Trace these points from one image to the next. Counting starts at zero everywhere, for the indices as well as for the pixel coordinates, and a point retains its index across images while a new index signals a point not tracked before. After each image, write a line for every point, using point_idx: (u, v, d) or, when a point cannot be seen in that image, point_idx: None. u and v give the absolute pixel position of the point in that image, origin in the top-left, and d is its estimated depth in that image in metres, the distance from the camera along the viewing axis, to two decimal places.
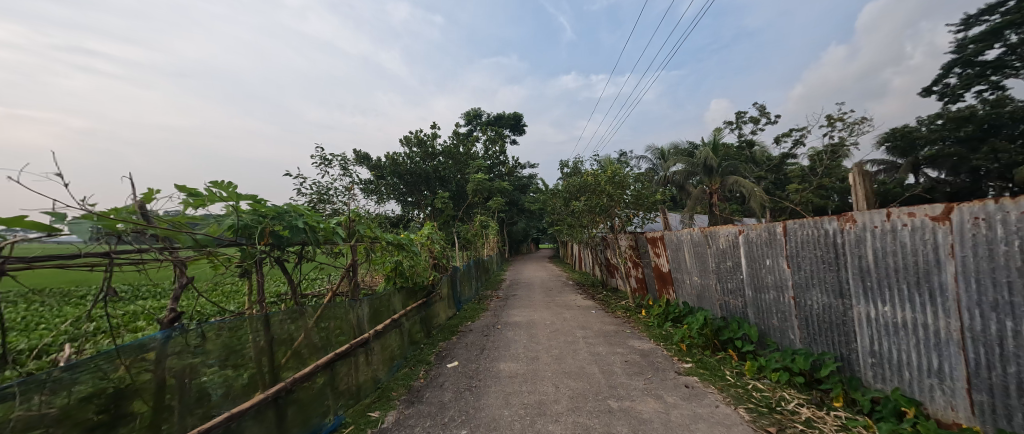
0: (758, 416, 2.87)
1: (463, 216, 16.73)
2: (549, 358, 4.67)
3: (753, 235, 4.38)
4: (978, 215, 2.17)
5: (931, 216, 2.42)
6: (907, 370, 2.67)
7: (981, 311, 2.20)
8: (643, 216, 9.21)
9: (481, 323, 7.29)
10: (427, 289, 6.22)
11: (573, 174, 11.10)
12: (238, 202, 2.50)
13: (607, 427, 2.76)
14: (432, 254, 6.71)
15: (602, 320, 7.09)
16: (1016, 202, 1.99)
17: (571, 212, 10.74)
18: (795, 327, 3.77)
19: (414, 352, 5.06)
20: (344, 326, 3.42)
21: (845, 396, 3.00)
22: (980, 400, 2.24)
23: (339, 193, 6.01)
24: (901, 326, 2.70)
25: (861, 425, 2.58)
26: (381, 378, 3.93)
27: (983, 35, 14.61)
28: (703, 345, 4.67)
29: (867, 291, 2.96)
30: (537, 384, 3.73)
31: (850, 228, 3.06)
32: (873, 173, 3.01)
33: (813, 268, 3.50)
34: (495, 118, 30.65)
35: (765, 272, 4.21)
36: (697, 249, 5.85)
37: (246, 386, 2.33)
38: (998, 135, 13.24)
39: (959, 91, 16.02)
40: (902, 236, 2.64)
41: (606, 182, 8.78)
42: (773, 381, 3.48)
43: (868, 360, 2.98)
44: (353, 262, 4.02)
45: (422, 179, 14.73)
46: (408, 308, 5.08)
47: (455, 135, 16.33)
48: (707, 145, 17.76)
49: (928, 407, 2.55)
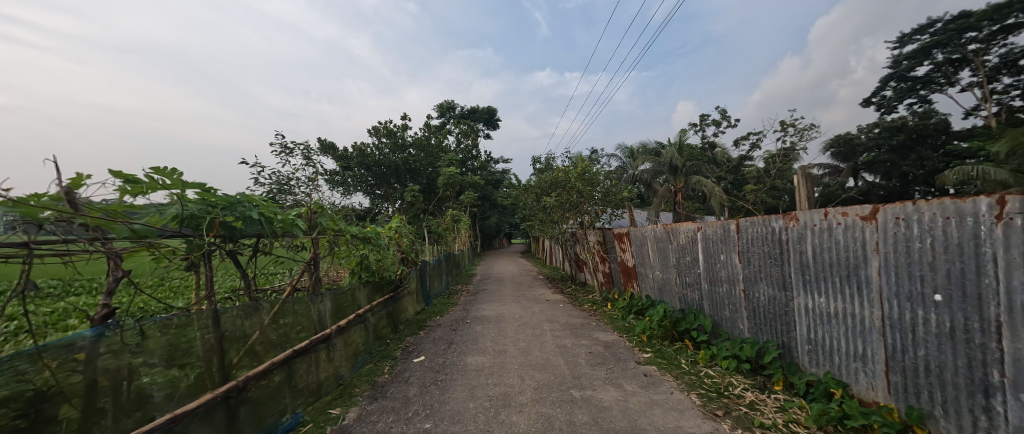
0: (708, 401, 3.07)
1: (434, 210, 16.51)
2: (515, 350, 4.75)
3: (709, 231, 4.66)
4: (899, 215, 2.42)
5: (860, 216, 2.68)
6: (837, 355, 2.94)
7: (899, 301, 2.47)
8: (610, 212, 9.47)
9: (450, 317, 7.24)
10: (394, 283, 6.10)
11: (546, 170, 11.24)
12: (184, 191, 2.32)
13: (568, 417, 2.84)
14: (401, 248, 6.57)
15: (569, 314, 7.26)
16: (929, 203, 2.24)
17: (542, 207, 10.90)
18: (744, 317, 4.04)
19: (381, 348, 4.95)
20: (304, 322, 3.32)
21: (785, 380, 3.28)
22: (896, 380, 2.51)
23: (300, 183, 5.72)
24: (834, 315, 2.96)
25: (796, 406, 2.82)
26: (343, 375, 3.81)
27: (914, 53, 16.20)
28: (662, 335, 4.89)
29: (807, 283, 3.22)
30: (504, 376, 3.78)
31: (794, 226, 3.31)
32: (814, 176, 3.27)
33: (761, 263, 3.76)
34: (469, 111, 30.49)
35: (720, 267, 4.47)
36: (659, 244, 6.10)
37: (192, 386, 2.19)
38: (924, 145, 15.03)
39: (893, 103, 17.69)
40: (837, 234, 2.90)
41: (576, 179, 8.94)
42: (723, 368, 3.72)
43: (806, 347, 3.25)
44: (314, 255, 3.89)
45: (391, 171, 14.36)
46: (373, 303, 4.98)
47: (427, 127, 16.03)
48: (673, 146, 18.50)
49: (853, 388, 2.83)
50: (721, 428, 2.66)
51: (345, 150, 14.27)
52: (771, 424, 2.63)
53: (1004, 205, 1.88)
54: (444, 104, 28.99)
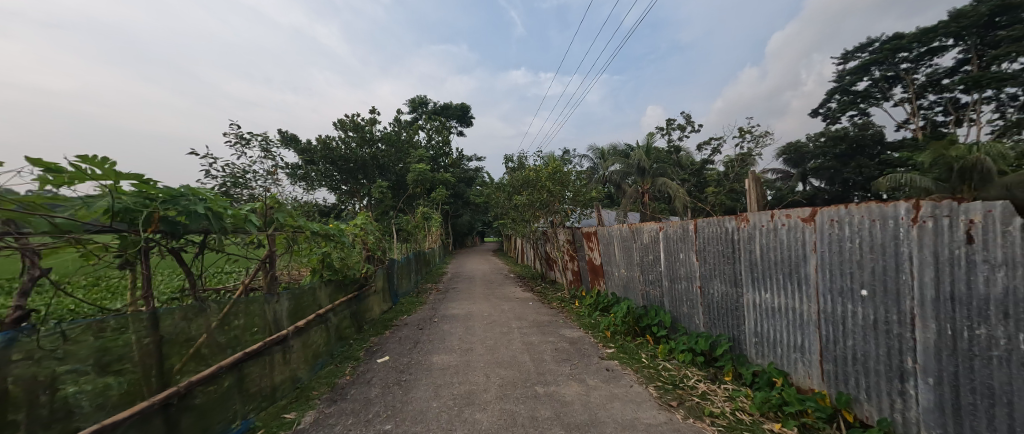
0: (664, 392, 3.22)
1: (404, 207, 16.14)
2: (482, 349, 4.74)
3: (670, 231, 4.86)
4: (833, 217, 2.64)
5: (801, 218, 2.90)
6: (780, 346, 3.17)
7: (831, 296, 2.70)
8: (580, 212, 9.67)
9: (418, 316, 7.13)
10: (358, 282, 5.91)
11: (518, 169, 11.29)
12: (117, 182, 2.13)
13: (531, 412, 2.89)
14: (367, 246, 6.38)
15: (538, 311, 7.35)
16: (858, 206, 2.46)
17: (514, 206, 10.95)
18: (700, 312, 4.26)
19: (343, 348, 4.80)
20: (258, 324, 3.16)
21: (734, 371, 3.49)
22: (828, 369, 2.75)
23: (256, 177, 5.39)
24: (777, 309, 3.19)
25: (742, 395, 3.02)
26: (301, 378, 3.64)
27: (856, 69, 17.70)
28: (625, 331, 5.06)
29: (755, 280, 3.44)
30: (469, 374, 3.78)
31: (745, 226, 3.52)
32: (764, 179, 3.49)
33: (715, 262, 3.98)
34: (441, 107, 30.03)
35: (679, 265, 4.68)
36: (625, 243, 6.30)
37: (125, 394, 2.02)
38: (862, 154, 16.43)
39: (837, 114, 19.23)
40: (781, 234, 3.13)
41: (547, 178, 9.04)
42: (679, 361, 3.91)
43: (753, 339, 3.48)
44: (270, 252, 3.72)
45: (359, 166, 13.88)
46: (335, 303, 4.81)
47: (397, 121, 15.63)
48: (640, 149, 19.13)
49: (792, 376, 3.07)
50: (674, 418, 2.80)
51: (309, 143, 13.62)
52: (719, 412, 2.80)
53: (920, 209, 2.10)
54: (415, 99, 28.34)
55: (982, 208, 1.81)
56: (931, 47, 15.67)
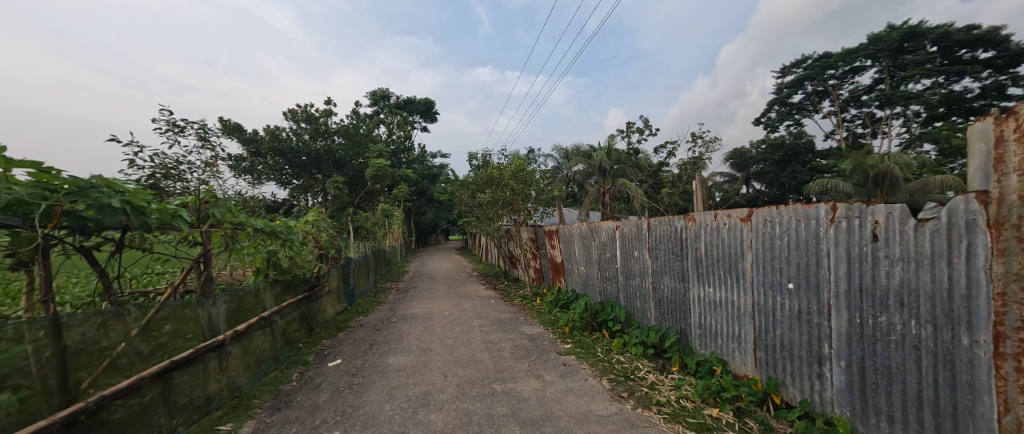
0: (616, 384, 3.36)
1: (363, 203, 15.49)
2: (441, 348, 4.67)
3: (626, 229, 5.06)
4: (766, 217, 2.88)
5: (740, 218, 3.13)
6: (720, 337, 3.41)
7: (764, 290, 2.94)
8: (542, 210, 9.80)
9: (375, 316, 6.89)
10: (309, 282, 5.60)
11: (482, 167, 11.24)
12: (9, 170, 1.85)
13: (487, 410, 2.89)
14: (319, 244, 6.04)
15: (499, 309, 7.37)
16: (787, 207, 2.69)
17: (478, 204, 10.89)
18: (652, 307, 4.48)
19: (291, 352, 4.51)
20: (190, 329, 2.89)
21: (680, 361, 3.71)
22: (759, 356, 3.00)
23: (190, 168, 4.92)
24: (719, 303, 3.43)
25: (686, 383, 3.22)
26: (240, 386, 3.37)
27: (792, 83, 19.46)
28: (583, 327, 5.20)
29: (699, 275, 3.67)
30: (426, 374, 3.71)
31: (691, 225, 3.74)
32: (708, 181, 3.72)
33: (665, 258, 4.20)
34: (404, 102, 29.17)
35: (634, 262, 4.88)
36: (584, 241, 6.48)
37: (18, 414, 1.76)
38: (796, 161, 18.18)
39: (775, 124, 21.05)
40: (722, 232, 3.36)
41: (510, 177, 9.06)
42: (632, 354, 4.09)
43: (697, 331, 3.72)
44: (204, 251, 3.41)
45: (313, 160, 13.12)
46: (282, 305, 4.51)
47: (356, 114, 14.97)
48: (602, 150, 19.74)
49: (729, 364, 3.32)
50: (624, 408, 2.92)
51: (256, 133, 12.67)
52: (665, 401, 2.97)
53: (836, 210, 2.35)
54: (377, 92, 27.30)
55: (885, 210, 2.07)
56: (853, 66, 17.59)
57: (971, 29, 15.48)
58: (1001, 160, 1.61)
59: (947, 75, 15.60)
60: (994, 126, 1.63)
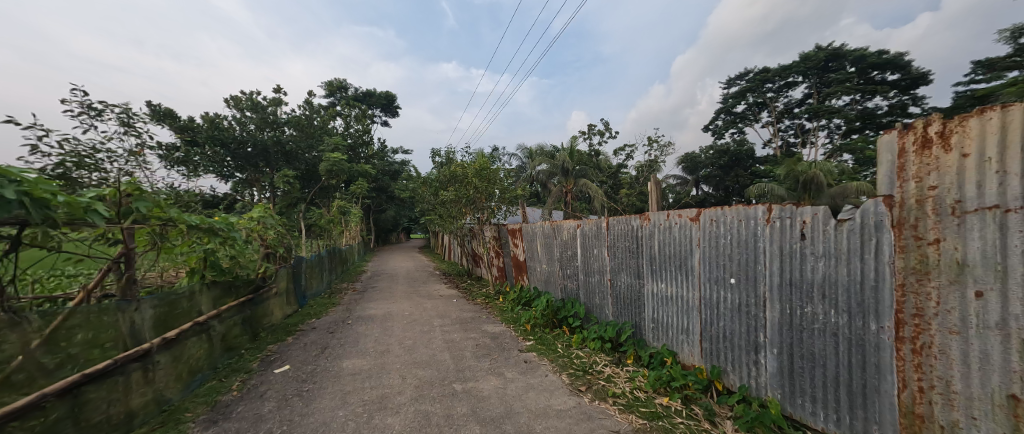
0: (575, 378, 3.45)
1: (316, 200, 14.63)
2: (400, 349, 4.53)
3: (586, 228, 5.20)
4: (713, 217, 3.08)
5: (689, 217, 3.34)
6: (671, 330, 3.60)
7: (710, 285, 3.15)
8: (506, 209, 9.80)
9: (328, 319, 6.53)
10: (254, 283, 5.19)
11: (445, 164, 11.04)
12: None
13: (447, 411, 2.83)
14: (265, 243, 5.62)
15: (461, 308, 7.29)
16: (731, 208, 2.90)
17: (440, 202, 10.70)
18: (610, 303, 4.64)
19: (231, 360, 4.15)
20: (107, 338, 2.58)
21: (635, 354, 3.88)
22: (705, 346, 3.21)
23: (110, 157, 4.36)
24: (670, 297, 3.62)
25: (640, 374, 3.38)
26: (171, 399, 3.04)
27: (736, 94, 21.06)
28: (545, 323, 5.28)
29: (653, 272, 3.86)
30: (383, 377, 3.58)
31: (646, 224, 3.92)
32: (663, 183, 3.91)
33: (622, 256, 4.37)
34: (363, 94, 27.97)
35: (593, 260, 5.03)
36: (546, 240, 6.57)
37: None
38: (739, 166, 19.74)
39: (722, 131, 22.67)
40: (674, 231, 3.55)
41: (473, 175, 8.97)
42: (591, 349, 4.22)
43: (651, 325, 3.91)
44: (126, 250, 3.06)
45: (259, 152, 12.13)
46: (222, 308, 4.15)
47: (309, 104, 14.12)
48: (565, 151, 20.17)
49: (678, 355, 3.52)
50: (582, 401, 3.01)
51: (192, 121, 11.46)
52: (620, 392, 3.10)
53: (771, 211, 2.57)
54: (333, 82, 25.87)
55: (810, 211, 2.30)
56: (787, 81, 19.41)
57: (881, 53, 17.66)
58: (902, 168, 1.85)
59: (863, 93, 17.67)
60: (896, 139, 1.87)
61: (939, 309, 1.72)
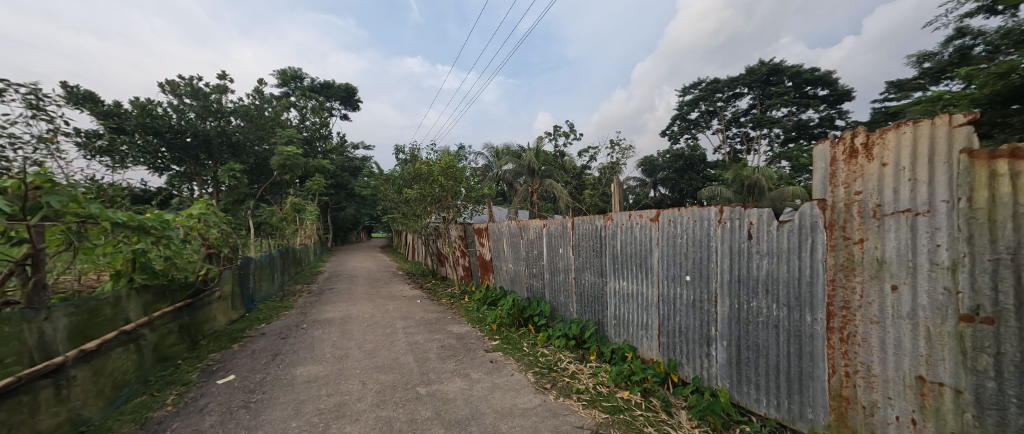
0: (540, 376, 3.48)
1: (267, 196, 13.66)
2: (360, 354, 4.34)
3: (552, 228, 5.26)
4: (671, 218, 3.23)
5: (649, 218, 3.48)
6: (632, 326, 3.73)
7: (668, 282, 3.30)
8: (472, 208, 9.67)
9: (280, 323, 6.12)
10: (193, 287, 4.74)
11: (409, 161, 10.74)
12: None
13: (410, 415, 2.75)
14: (207, 242, 5.15)
15: (425, 309, 7.12)
16: (687, 209, 3.05)
17: (404, 200, 10.40)
18: (574, 301, 4.74)
19: (166, 372, 3.75)
20: (7, 352, 2.24)
21: (598, 350, 3.99)
22: (663, 341, 3.36)
23: (13, 145, 3.80)
24: (630, 295, 3.76)
25: (602, 370, 3.48)
26: (91, 418, 2.70)
27: (690, 101, 22.36)
28: (510, 323, 5.28)
29: (615, 270, 3.98)
30: (341, 384, 3.41)
31: (609, 224, 4.03)
32: (625, 184, 4.05)
33: (586, 255, 4.47)
34: (321, 85, 26.54)
35: (558, 259, 5.11)
36: (512, 239, 6.59)
37: None
38: (693, 169, 20.96)
39: (677, 136, 23.97)
40: (635, 231, 3.69)
41: (439, 173, 8.78)
42: (555, 347, 4.28)
43: (612, 321, 4.03)
44: (34, 252, 2.69)
45: (201, 143, 10.95)
46: (155, 315, 3.75)
47: (258, 93, 13.15)
48: (531, 151, 20.35)
49: (638, 350, 3.66)
50: (547, 399, 3.04)
51: (119, 107, 10.11)
52: (584, 388, 3.17)
53: (723, 213, 2.74)
54: (287, 71, 24.29)
55: (756, 213, 2.48)
56: (735, 92, 20.91)
57: (814, 70, 19.54)
58: (833, 175, 2.04)
59: (798, 105, 19.43)
60: (829, 148, 2.06)
61: (862, 302, 1.92)
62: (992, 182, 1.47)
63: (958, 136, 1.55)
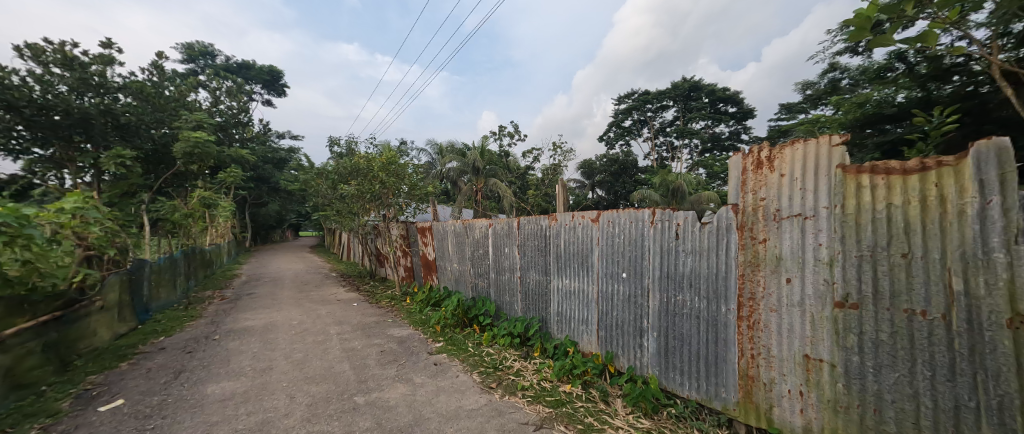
0: (485, 376, 3.48)
1: (168, 189, 11.78)
2: (287, 365, 3.95)
3: (498, 227, 5.29)
4: (611, 219, 3.43)
5: (591, 219, 3.66)
6: (574, 322, 3.90)
7: (607, 279, 3.50)
8: (415, 206, 9.28)
9: (186, 335, 5.33)
10: (65, 296, 3.92)
11: (345, 155, 10.05)
12: None
13: (346, 428, 2.57)
14: (84, 243, 4.30)
15: (363, 312, 6.72)
16: (626, 211, 3.26)
17: (340, 197, 9.71)
18: (519, 300, 4.82)
19: (23, 402, 3.04)
20: None
21: (541, 347, 4.11)
22: (602, 334, 3.55)
23: None
24: (572, 292, 3.93)
25: (546, 366, 3.59)
26: None
27: (625, 110, 24.03)
28: (455, 323, 5.21)
29: (559, 268, 4.13)
30: (264, 400, 3.07)
31: (554, 224, 4.17)
32: (568, 186, 4.21)
33: (531, 254, 4.58)
34: (238, 66, 23.68)
35: (504, 258, 5.16)
36: (457, 238, 6.50)
37: None
38: (626, 173, 22.54)
39: (613, 142, 25.61)
40: (578, 231, 3.86)
41: (380, 168, 8.30)
42: (501, 345, 4.32)
43: (556, 318, 4.17)
44: None
45: (80, 122, 8.58)
46: (6, 333, 3.04)
47: (156, 68, 11.26)
48: (475, 150, 20.25)
49: (579, 344, 3.83)
50: (492, 398, 3.04)
51: None
52: (528, 385, 3.24)
53: (655, 215, 2.98)
54: (195, 46, 21.23)
55: (682, 215, 2.76)
56: (662, 104, 22.96)
57: (726, 90, 22.24)
58: (744, 183, 2.33)
59: (714, 120, 21.95)
60: (741, 160, 2.34)
61: (764, 293, 2.22)
62: (858, 193, 1.80)
63: (834, 154, 1.88)
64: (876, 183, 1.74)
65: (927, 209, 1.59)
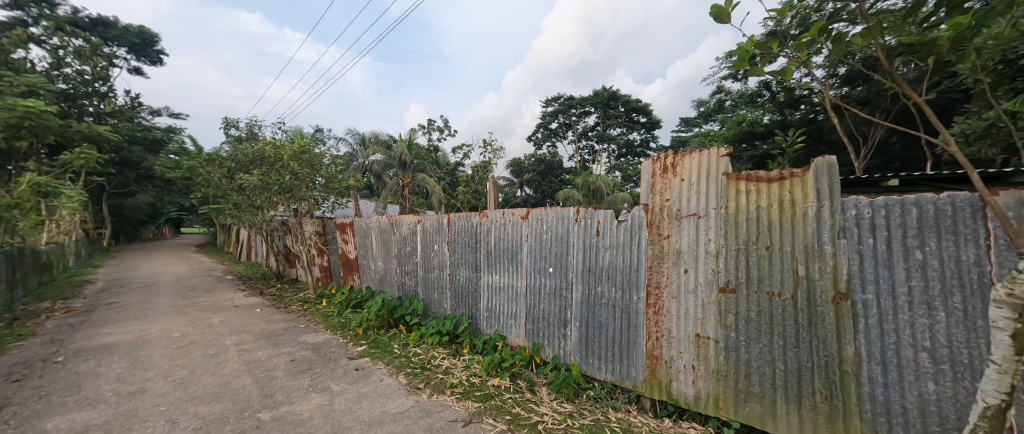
0: (412, 377, 3.38)
1: None
2: (167, 385, 3.34)
3: (427, 224, 5.13)
4: (540, 216, 3.58)
5: (521, 216, 3.77)
6: (503, 317, 3.99)
7: (535, 274, 3.64)
8: (334, 201, 8.49)
9: (12, 360, 4.14)
10: None
11: (246, 140, 8.78)
12: None
13: None
14: None
15: (269, 318, 5.97)
16: (553, 209, 3.43)
17: (239, 188, 8.45)
18: (448, 297, 4.76)
19: None
20: None
21: (471, 343, 4.12)
22: (530, 327, 3.69)
23: None
24: (502, 287, 4.01)
25: (475, 361, 3.61)
26: None
27: (551, 113, 25.14)
28: (379, 325, 4.92)
29: (489, 264, 4.17)
30: (134, 430, 2.55)
31: (485, 221, 4.20)
32: (499, 185, 4.28)
33: (461, 251, 4.55)
34: (94, 21, 19.00)
35: (433, 255, 5.03)
36: (383, 235, 6.14)
37: None
38: (552, 173, 23.62)
39: (541, 142, 26.64)
40: (508, 227, 3.94)
41: (291, 157, 7.42)
42: (429, 344, 4.22)
43: (485, 314, 4.21)
44: None
45: None
46: None
47: None
48: (402, 143, 19.32)
49: (508, 338, 3.93)
50: (420, 399, 2.97)
51: None
52: (457, 382, 3.22)
53: (579, 213, 3.20)
54: None
55: (603, 214, 3.01)
56: (585, 110, 24.54)
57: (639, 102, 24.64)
58: (652, 186, 2.63)
59: (628, 128, 24.16)
60: (651, 165, 2.62)
61: (666, 282, 2.54)
62: (737, 196, 2.18)
63: (721, 164, 2.24)
64: (750, 188, 2.12)
65: (783, 210, 1.99)
